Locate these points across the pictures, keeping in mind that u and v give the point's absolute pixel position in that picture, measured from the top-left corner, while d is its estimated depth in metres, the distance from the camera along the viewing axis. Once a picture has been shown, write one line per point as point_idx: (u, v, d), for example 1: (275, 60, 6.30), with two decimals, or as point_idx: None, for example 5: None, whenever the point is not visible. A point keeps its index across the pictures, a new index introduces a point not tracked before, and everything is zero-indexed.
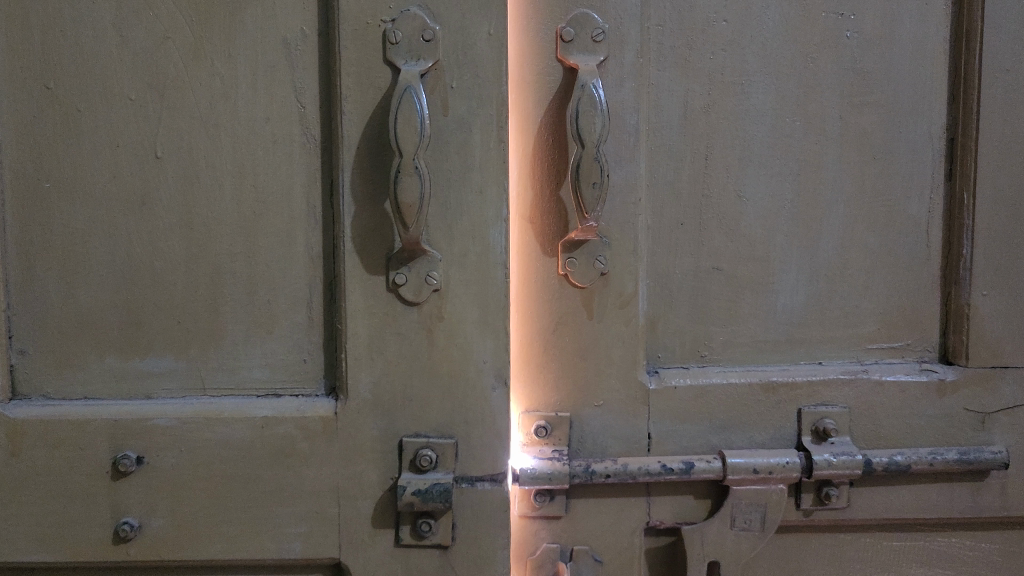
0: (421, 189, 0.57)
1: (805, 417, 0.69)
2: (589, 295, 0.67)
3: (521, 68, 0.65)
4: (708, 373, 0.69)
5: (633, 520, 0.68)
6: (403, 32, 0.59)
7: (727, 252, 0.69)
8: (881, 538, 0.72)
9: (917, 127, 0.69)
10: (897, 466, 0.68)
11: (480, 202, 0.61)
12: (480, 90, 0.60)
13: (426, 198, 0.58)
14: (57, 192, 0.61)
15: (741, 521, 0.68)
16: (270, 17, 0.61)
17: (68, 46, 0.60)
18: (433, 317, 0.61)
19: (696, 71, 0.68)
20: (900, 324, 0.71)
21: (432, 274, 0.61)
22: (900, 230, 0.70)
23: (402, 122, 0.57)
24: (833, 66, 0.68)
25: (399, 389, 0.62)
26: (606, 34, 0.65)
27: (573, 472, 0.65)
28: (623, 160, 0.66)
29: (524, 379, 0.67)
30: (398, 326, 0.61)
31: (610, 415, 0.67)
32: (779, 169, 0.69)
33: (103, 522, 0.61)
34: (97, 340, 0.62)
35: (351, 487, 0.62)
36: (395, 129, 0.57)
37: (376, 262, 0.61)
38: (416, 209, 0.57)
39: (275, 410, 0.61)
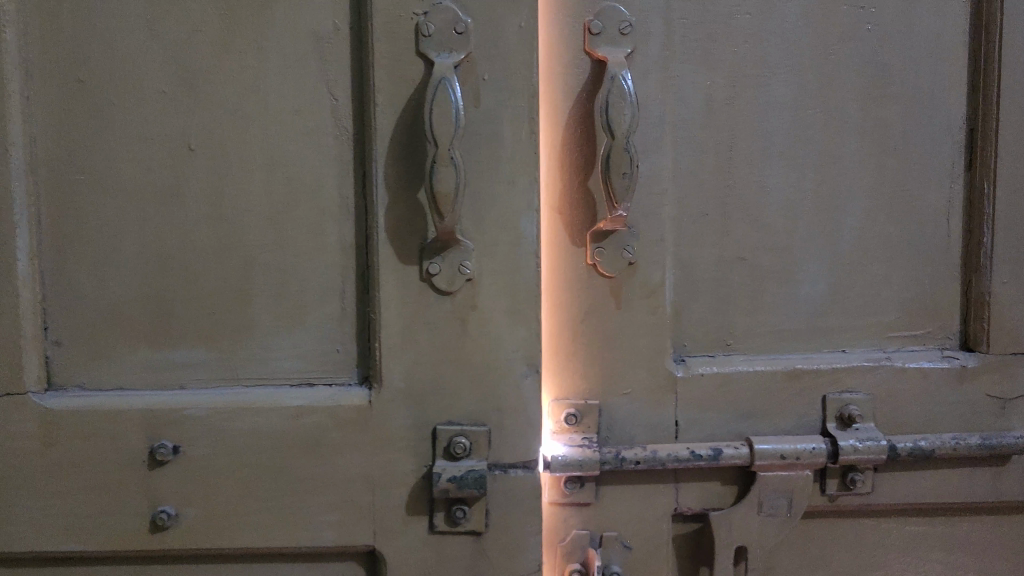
0: (457, 178, 0.59)
1: (830, 403, 0.70)
2: (616, 284, 0.68)
3: (551, 59, 0.66)
4: (733, 361, 0.71)
5: (662, 506, 0.70)
6: (435, 24, 0.61)
7: (751, 243, 0.70)
8: (904, 524, 0.73)
9: (937, 119, 0.71)
10: (921, 451, 0.69)
11: (507, 196, 0.63)
12: (508, 87, 0.62)
13: (462, 186, 0.60)
14: (90, 187, 0.63)
15: (769, 506, 0.69)
16: (305, 16, 0.63)
17: (102, 45, 0.62)
18: (463, 309, 0.63)
19: (719, 63, 0.69)
20: (922, 312, 0.72)
21: (465, 264, 0.63)
22: (920, 219, 0.71)
23: (437, 113, 0.59)
24: (854, 59, 0.70)
25: (431, 379, 0.64)
26: (633, 27, 0.65)
27: (603, 459, 0.67)
28: (649, 152, 0.67)
29: (553, 367, 0.69)
30: (429, 318, 0.64)
31: (638, 401, 0.69)
32: (802, 161, 0.70)
33: (140, 512, 0.64)
34: (131, 331, 0.64)
35: (385, 473, 0.64)
36: (432, 118, 0.59)
37: (410, 253, 0.63)
38: (452, 198, 0.59)
39: (315, 399, 0.64)
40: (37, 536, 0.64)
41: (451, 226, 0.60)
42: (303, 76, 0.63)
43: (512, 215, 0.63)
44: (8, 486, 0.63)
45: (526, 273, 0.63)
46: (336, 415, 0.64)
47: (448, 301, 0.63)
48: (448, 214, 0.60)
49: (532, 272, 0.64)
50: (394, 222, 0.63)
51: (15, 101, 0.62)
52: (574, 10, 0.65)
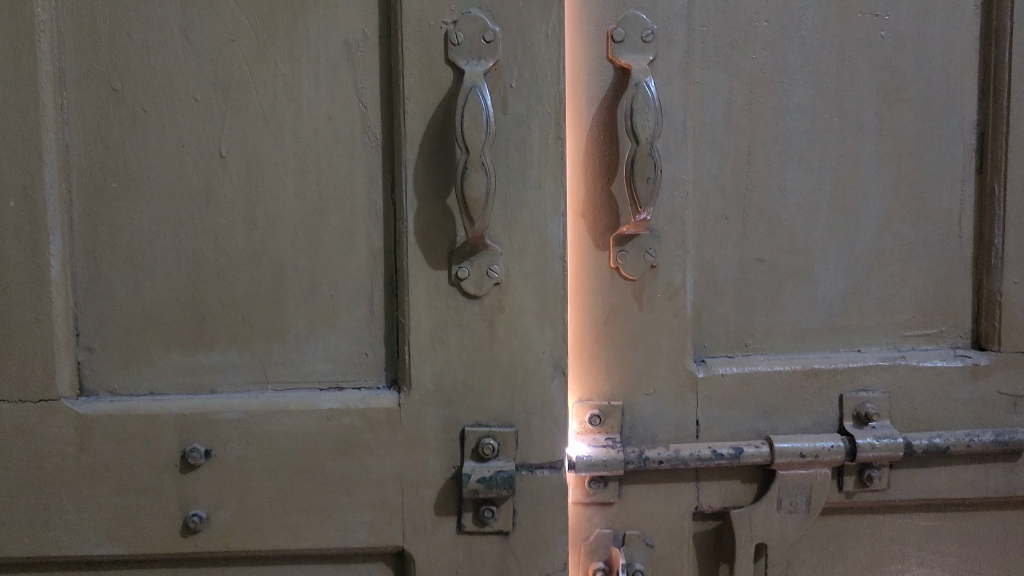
0: (487, 184, 0.60)
1: (847, 402, 0.72)
2: (639, 286, 0.69)
3: (575, 67, 0.67)
4: (753, 361, 0.72)
5: (684, 504, 0.71)
6: (465, 33, 0.62)
7: (769, 245, 0.72)
8: (919, 518, 0.75)
9: (950, 122, 0.73)
10: (936, 448, 0.71)
11: (534, 201, 0.64)
12: (536, 94, 0.63)
13: (492, 191, 0.61)
14: (124, 193, 0.64)
15: (788, 503, 0.71)
16: (334, 24, 0.64)
17: (135, 53, 0.63)
18: (492, 311, 0.65)
19: (738, 69, 0.70)
20: (936, 312, 0.74)
21: (494, 268, 0.64)
22: (934, 221, 0.73)
23: (468, 119, 0.60)
24: (870, 65, 0.71)
25: (460, 381, 0.65)
26: (656, 35, 0.67)
27: (627, 458, 0.68)
28: (671, 156, 0.69)
29: (578, 369, 0.70)
30: (458, 321, 0.65)
31: (660, 401, 0.70)
32: (819, 164, 0.72)
33: (172, 515, 0.65)
34: (164, 335, 0.65)
35: (416, 474, 0.65)
36: (462, 125, 0.60)
37: (439, 258, 0.64)
38: (482, 203, 0.60)
39: (346, 402, 0.65)
40: (71, 539, 0.65)
41: (481, 232, 0.61)
42: (334, 84, 0.65)
43: (540, 219, 0.64)
44: (43, 490, 0.64)
45: (553, 276, 0.65)
46: (367, 417, 0.65)
47: (477, 304, 0.64)
48: (478, 219, 0.60)
49: (559, 275, 0.65)
50: (423, 227, 0.64)
51: (49, 109, 0.63)
52: (598, 17, 0.67)
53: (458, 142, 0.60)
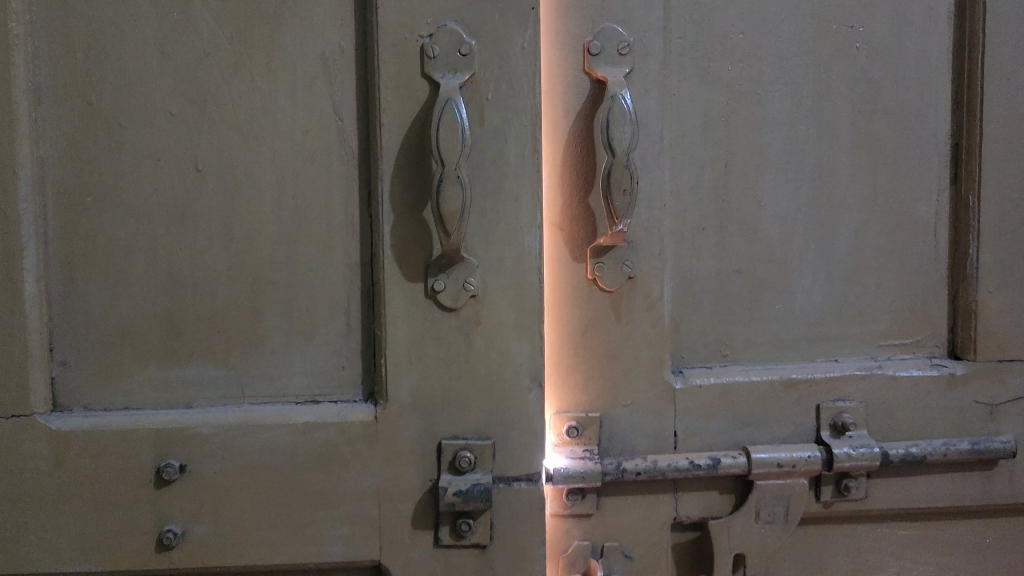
0: (463, 197, 0.60)
1: (824, 412, 0.72)
2: (617, 297, 0.70)
3: (552, 80, 0.67)
4: (730, 371, 0.72)
5: (662, 515, 0.72)
6: (441, 46, 0.62)
7: (746, 256, 0.72)
8: (898, 528, 0.75)
9: (925, 133, 0.73)
10: (913, 458, 0.71)
11: (511, 214, 0.64)
12: (512, 107, 0.64)
13: (468, 205, 0.61)
14: (99, 207, 0.64)
15: (767, 513, 0.71)
16: (311, 37, 0.64)
17: (111, 67, 0.63)
18: (470, 324, 0.65)
19: (715, 81, 0.70)
20: (912, 322, 0.74)
21: (471, 281, 0.64)
22: (909, 231, 0.74)
23: (444, 132, 0.60)
24: (845, 77, 0.72)
25: (438, 394, 0.65)
26: (632, 48, 0.67)
27: (605, 470, 0.68)
28: (648, 168, 0.69)
29: (556, 380, 0.70)
30: (435, 334, 0.65)
31: (638, 412, 0.71)
32: (795, 174, 0.72)
33: (147, 531, 0.64)
34: (140, 350, 0.65)
35: (393, 487, 0.65)
36: (438, 138, 0.60)
37: (416, 271, 0.64)
38: (459, 216, 0.60)
39: (323, 415, 0.65)
40: (45, 556, 0.64)
41: (456, 246, 0.61)
42: (311, 98, 0.65)
43: (516, 232, 0.64)
44: (16, 507, 0.63)
45: (530, 289, 0.65)
46: (345, 431, 0.65)
47: (455, 317, 0.64)
48: (454, 233, 0.61)
49: (536, 288, 0.65)
50: (399, 241, 0.64)
51: (24, 124, 0.62)
52: (574, 30, 0.67)
53: (434, 155, 0.60)
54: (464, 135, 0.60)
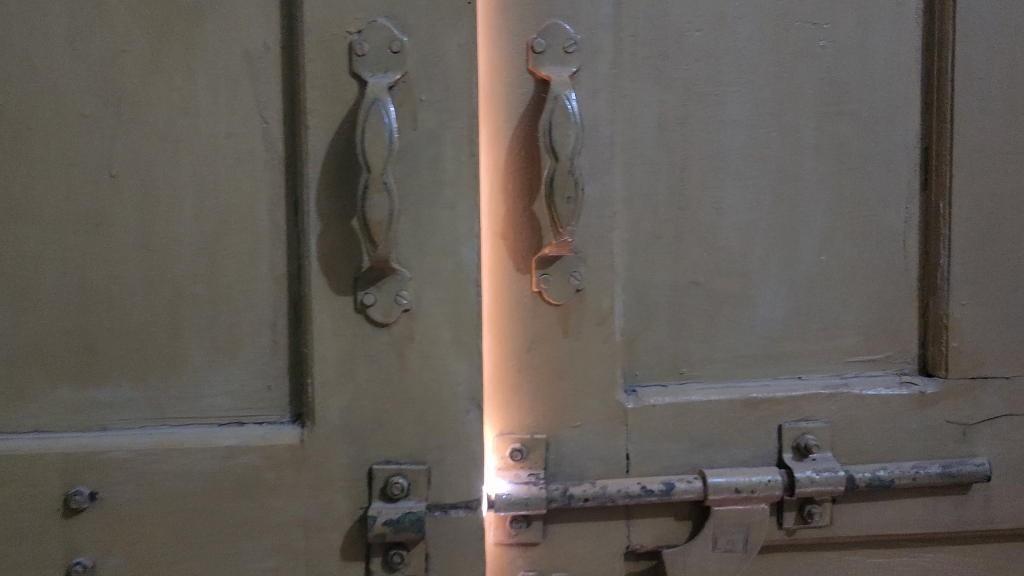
0: (391, 206, 0.56)
1: (786, 433, 0.68)
2: (564, 312, 0.65)
3: (492, 79, 0.63)
4: (687, 390, 0.68)
5: (614, 542, 0.67)
6: (371, 43, 0.58)
7: (704, 267, 0.68)
8: (866, 555, 0.71)
9: (894, 136, 0.69)
10: (880, 482, 0.67)
11: (446, 223, 0.60)
12: (447, 109, 0.59)
13: (395, 214, 0.57)
14: (5, 215, 0.59)
15: (724, 542, 0.67)
16: (233, 32, 0.60)
17: (18, 64, 0.59)
18: (403, 340, 0.60)
19: (671, 81, 0.66)
20: (881, 336, 0.70)
21: (402, 294, 0.60)
22: (878, 240, 0.69)
23: (370, 136, 0.56)
24: (809, 77, 0.68)
25: (369, 416, 0.61)
26: (579, 45, 0.63)
27: (551, 496, 0.64)
28: (597, 174, 0.65)
29: (499, 399, 0.66)
30: (366, 352, 0.60)
31: (588, 433, 0.66)
32: (756, 180, 0.68)
33: (55, 564, 0.60)
34: (51, 369, 0.61)
35: (321, 516, 0.61)
36: (364, 143, 0.56)
37: (343, 284, 0.60)
38: (386, 226, 0.56)
39: (246, 439, 0.61)
40: None
41: (383, 257, 0.57)
42: (233, 98, 0.60)
43: (452, 242, 0.60)
44: None
45: (468, 303, 0.61)
46: (269, 456, 0.60)
47: (386, 334, 0.60)
48: (381, 243, 0.56)
49: (474, 302, 0.61)
50: (325, 251, 0.60)
51: None
52: (517, 27, 0.63)
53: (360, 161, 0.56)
54: (393, 138, 0.56)
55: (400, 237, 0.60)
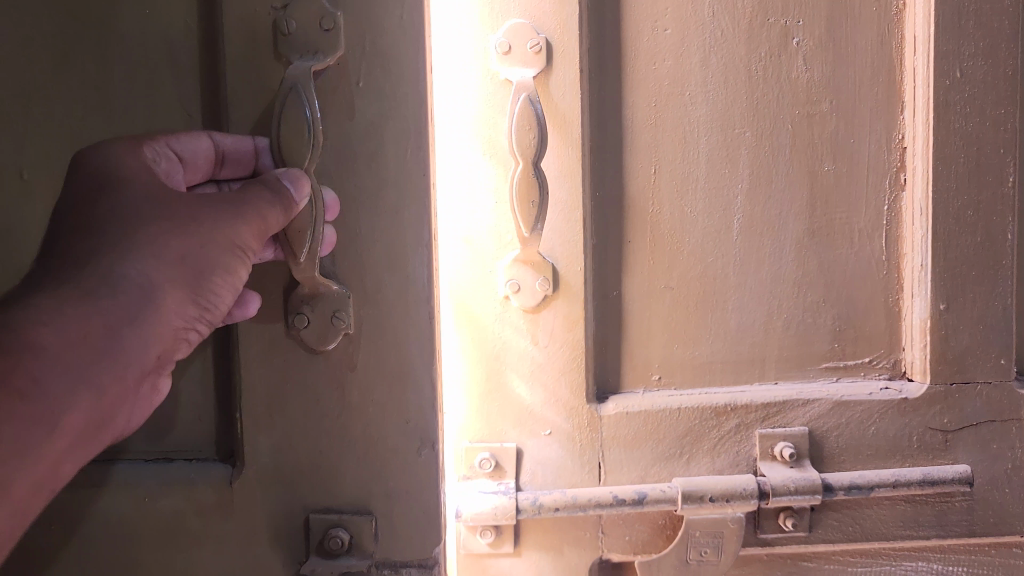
0: (313, 214, 0.52)
1: (762, 440, 0.66)
2: (534, 318, 0.64)
3: (457, 82, 0.62)
4: (661, 396, 0.66)
5: (586, 554, 0.66)
6: (297, 21, 0.52)
7: (677, 271, 0.66)
8: (845, 564, 0.69)
9: (871, 136, 0.67)
10: (859, 489, 0.65)
11: (391, 229, 0.55)
12: (386, 101, 0.54)
13: (319, 222, 0.52)
14: None
15: (696, 553, 0.65)
16: (154, 18, 0.55)
17: None
18: (342, 369, 0.56)
19: (639, 82, 0.64)
20: (860, 342, 0.68)
21: (337, 314, 0.54)
22: (854, 242, 0.67)
23: (286, 128, 0.51)
24: (781, 75, 0.65)
25: (310, 440, 0.56)
26: (545, 45, 0.61)
27: (520, 506, 0.63)
28: (562, 177, 0.62)
29: (468, 405, 0.65)
30: (303, 372, 0.55)
31: (560, 443, 0.65)
32: (727, 182, 0.66)
33: None
34: None
35: (256, 557, 0.57)
36: (281, 136, 0.52)
37: (276, 305, 0.55)
38: (309, 238, 0.52)
39: (177, 476, 0.57)
40: None
41: (311, 275, 0.53)
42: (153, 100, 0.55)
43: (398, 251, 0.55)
44: None
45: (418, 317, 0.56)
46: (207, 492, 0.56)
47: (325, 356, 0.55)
48: (303, 257, 0.52)
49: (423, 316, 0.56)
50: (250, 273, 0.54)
51: None
52: (480, 25, 0.61)
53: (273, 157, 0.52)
54: (315, 136, 0.52)
55: (336, 245, 0.55)
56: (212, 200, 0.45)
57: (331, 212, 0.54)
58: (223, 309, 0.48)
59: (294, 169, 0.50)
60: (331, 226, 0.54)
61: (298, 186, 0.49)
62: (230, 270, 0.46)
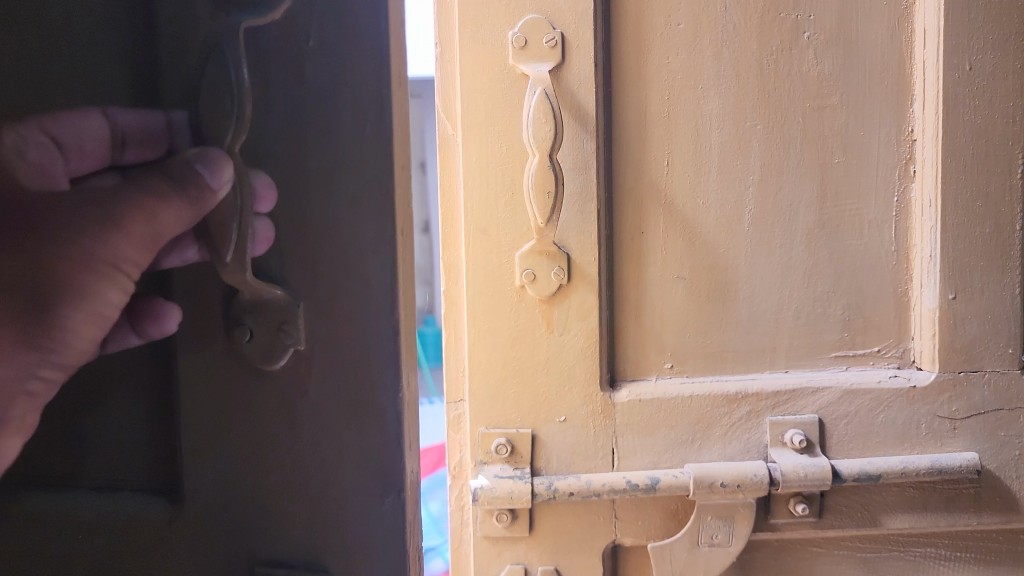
0: (241, 202, 0.33)
1: (772, 427, 0.68)
2: (549, 307, 0.65)
3: (476, 76, 0.64)
4: (673, 384, 0.68)
5: (600, 538, 0.67)
6: None
7: (690, 261, 0.68)
8: (855, 549, 0.71)
9: (881, 128, 0.68)
10: (867, 476, 0.66)
11: (341, 236, 0.36)
12: (342, 53, 0.34)
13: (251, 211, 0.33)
14: None
15: (707, 537, 0.66)
16: None
17: None
18: (293, 393, 0.37)
19: (652, 77, 0.66)
20: (870, 331, 0.70)
21: (290, 326, 0.36)
22: (864, 232, 0.69)
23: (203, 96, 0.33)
24: (794, 68, 0.67)
25: (251, 496, 0.38)
26: (560, 40, 0.63)
27: (535, 490, 0.65)
28: (578, 169, 0.65)
29: (485, 391, 0.66)
30: (250, 401, 0.37)
31: (574, 428, 0.67)
32: (739, 174, 0.67)
33: None
34: None
35: None
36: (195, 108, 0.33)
37: (207, 322, 0.36)
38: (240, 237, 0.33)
39: (61, 520, 0.39)
40: None
41: (243, 272, 0.33)
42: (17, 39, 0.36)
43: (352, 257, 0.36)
44: None
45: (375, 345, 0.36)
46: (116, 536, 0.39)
47: (262, 380, 0.37)
48: (231, 253, 0.33)
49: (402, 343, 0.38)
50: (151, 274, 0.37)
51: None
52: (499, 21, 0.63)
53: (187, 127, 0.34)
54: (242, 104, 0.33)
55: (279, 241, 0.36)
56: (92, 198, 0.33)
57: (263, 201, 0.35)
58: (77, 353, 0.34)
59: (213, 150, 0.33)
60: (267, 217, 0.35)
61: (215, 174, 0.32)
62: (93, 299, 0.33)
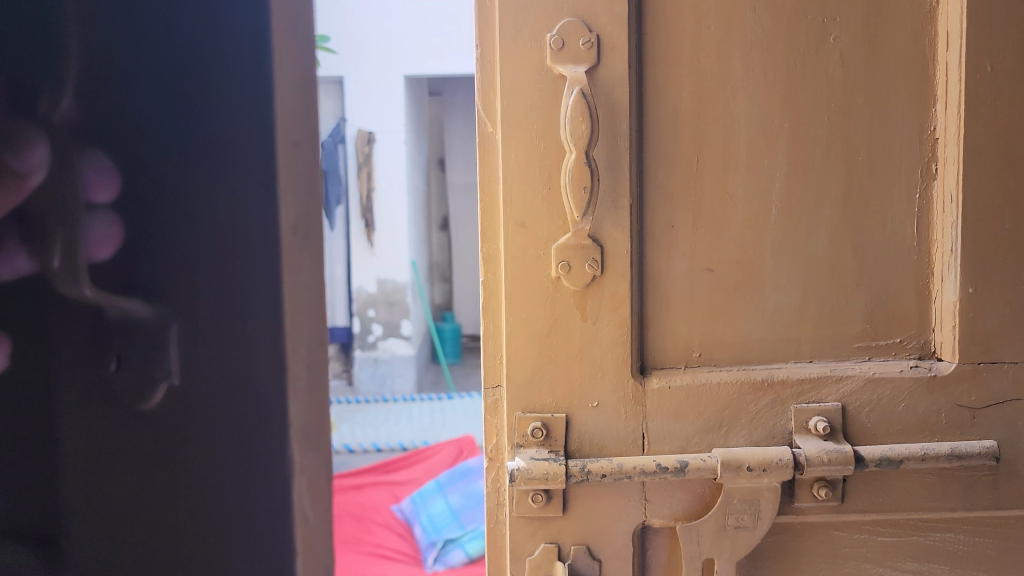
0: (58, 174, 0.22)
1: (797, 414, 0.71)
2: (583, 297, 0.69)
3: (515, 76, 0.67)
4: (701, 372, 0.71)
5: (630, 519, 0.70)
6: None
7: (719, 255, 0.70)
8: (875, 534, 0.73)
9: (905, 127, 0.71)
10: (889, 462, 0.69)
11: (233, 205, 0.23)
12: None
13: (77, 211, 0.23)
14: None
15: (734, 519, 0.69)
16: None
17: None
18: (171, 441, 0.25)
19: (684, 77, 0.69)
20: (892, 323, 0.72)
21: (154, 354, 0.24)
22: (887, 228, 0.71)
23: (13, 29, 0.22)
24: (820, 69, 0.70)
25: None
26: (596, 43, 0.66)
27: (569, 471, 0.68)
28: (613, 165, 0.68)
29: (521, 377, 0.70)
30: (117, 460, 0.25)
31: (606, 413, 0.70)
32: (766, 171, 0.70)
33: None
34: None
35: None
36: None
37: (68, 352, 0.24)
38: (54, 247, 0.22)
39: None
40: None
41: (81, 287, 0.23)
42: None
43: (251, 238, 0.23)
44: None
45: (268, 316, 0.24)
46: None
47: (135, 424, 0.25)
48: (60, 260, 0.23)
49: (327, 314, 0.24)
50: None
51: None
52: (538, 24, 0.67)
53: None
54: None
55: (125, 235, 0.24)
56: None
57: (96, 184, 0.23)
58: None
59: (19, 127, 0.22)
60: (111, 209, 0.23)
61: (21, 153, 0.21)
62: None
